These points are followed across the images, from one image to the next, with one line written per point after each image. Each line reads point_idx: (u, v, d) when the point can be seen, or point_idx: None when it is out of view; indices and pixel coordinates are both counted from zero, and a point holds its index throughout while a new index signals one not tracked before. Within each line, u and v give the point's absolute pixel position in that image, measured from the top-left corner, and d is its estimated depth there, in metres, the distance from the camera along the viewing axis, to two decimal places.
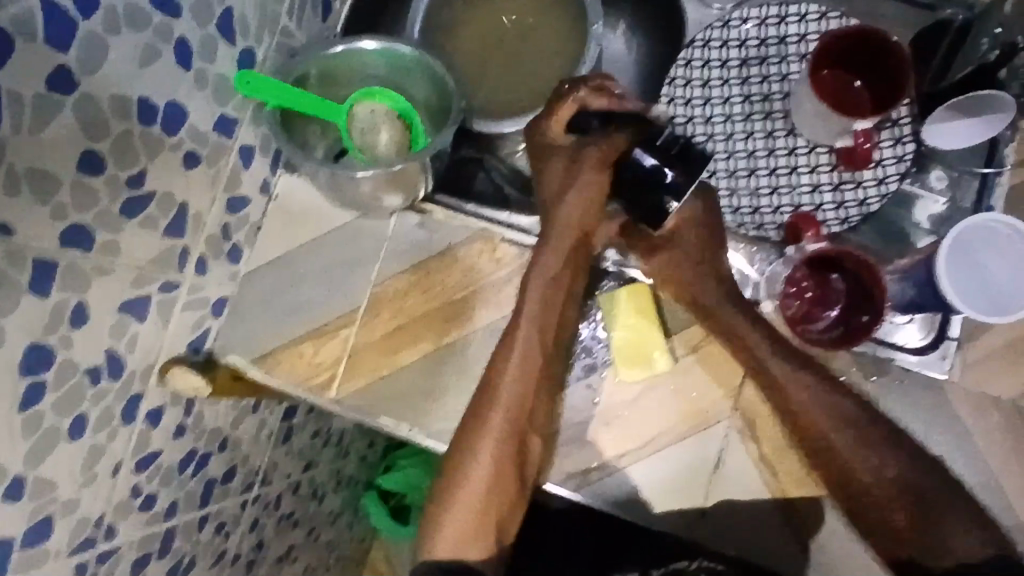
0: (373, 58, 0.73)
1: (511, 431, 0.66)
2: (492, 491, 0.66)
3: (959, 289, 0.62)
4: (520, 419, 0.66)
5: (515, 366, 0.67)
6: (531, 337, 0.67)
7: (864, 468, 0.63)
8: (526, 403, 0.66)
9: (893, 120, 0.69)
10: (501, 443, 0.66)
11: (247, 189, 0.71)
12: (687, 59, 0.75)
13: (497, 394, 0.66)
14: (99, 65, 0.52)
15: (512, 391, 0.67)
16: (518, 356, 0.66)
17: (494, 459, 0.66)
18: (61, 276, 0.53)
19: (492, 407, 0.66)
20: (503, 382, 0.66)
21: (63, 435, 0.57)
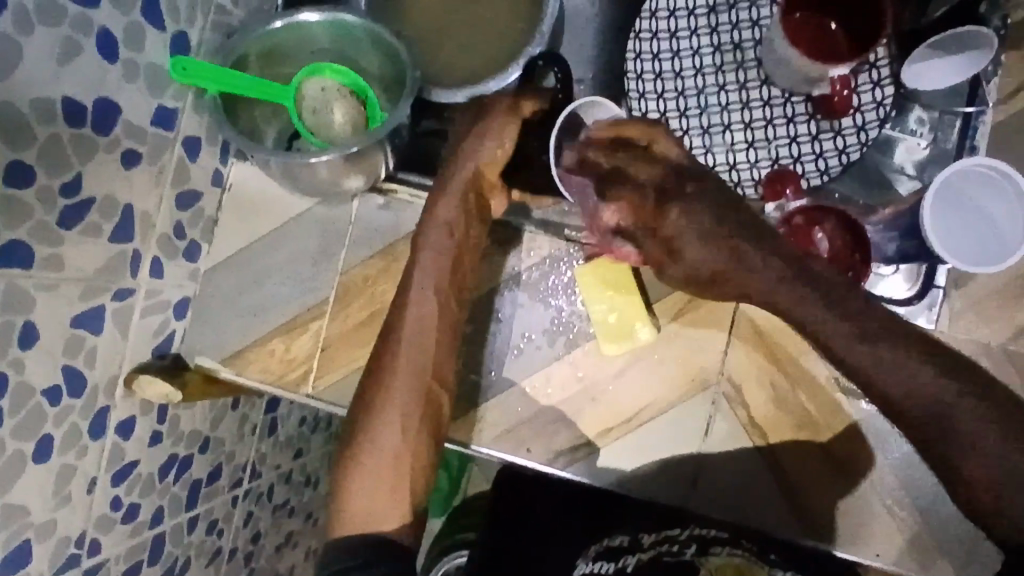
0: (318, 32, 0.68)
1: (418, 393, 0.58)
2: (410, 450, 0.57)
3: (965, 254, 0.60)
4: (432, 377, 0.58)
5: (426, 312, 0.59)
6: (433, 287, 0.59)
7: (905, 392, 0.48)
8: (434, 350, 0.58)
9: (871, 62, 0.65)
10: (402, 398, 0.57)
11: (197, 183, 0.67)
12: (651, 11, 0.71)
13: (396, 346, 0.58)
14: (13, 68, 0.47)
15: (421, 343, 0.58)
16: (415, 304, 0.58)
17: (403, 418, 0.57)
18: (2, 298, 0.50)
19: (397, 366, 0.58)
20: (405, 336, 0.58)
21: (28, 458, 0.55)
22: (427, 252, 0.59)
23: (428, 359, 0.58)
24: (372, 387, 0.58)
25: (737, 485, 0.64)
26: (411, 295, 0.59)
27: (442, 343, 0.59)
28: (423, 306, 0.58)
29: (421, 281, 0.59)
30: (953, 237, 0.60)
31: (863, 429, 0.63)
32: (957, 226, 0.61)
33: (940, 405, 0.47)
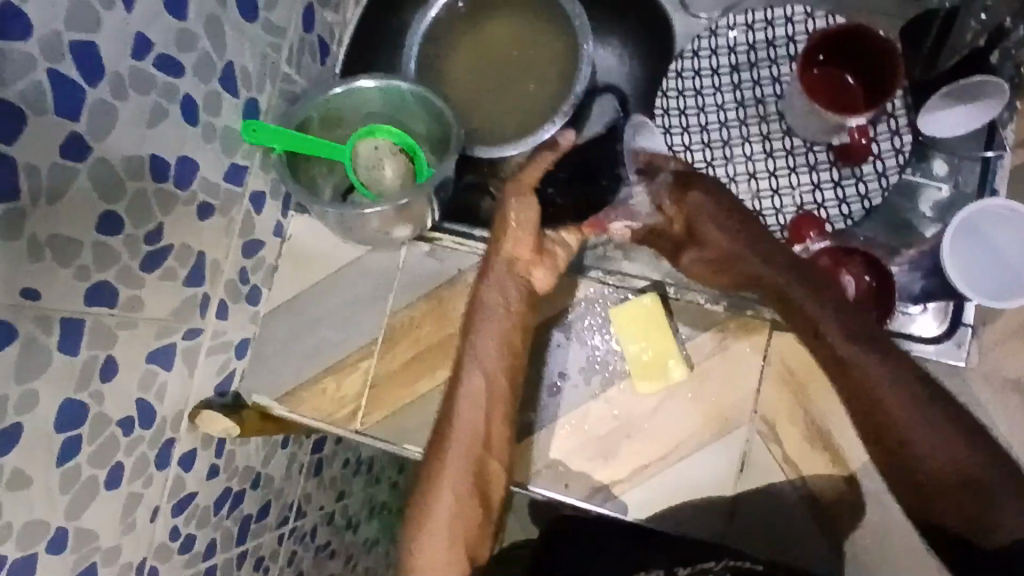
0: (372, 96, 0.75)
1: (470, 460, 0.63)
2: (457, 514, 0.62)
3: (988, 291, 0.62)
4: (487, 446, 0.63)
5: (469, 400, 0.63)
6: (478, 386, 0.64)
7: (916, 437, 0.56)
8: (484, 430, 0.63)
9: (888, 113, 0.70)
10: (460, 473, 0.62)
11: (260, 233, 0.73)
12: (677, 71, 0.77)
13: (456, 407, 0.64)
14: (109, 129, 0.54)
15: (475, 405, 0.63)
16: (467, 392, 0.64)
17: (457, 487, 0.62)
18: (88, 333, 0.55)
19: (454, 429, 0.63)
20: (460, 420, 0.63)
21: (101, 485, 0.59)
22: (477, 350, 0.65)
23: (478, 439, 0.63)
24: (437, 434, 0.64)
25: (775, 521, 0.65)
26: (459, 396, 0.64)
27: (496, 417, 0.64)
28: (468, 399, 0.63)
29: (462, 394, 0.64)
30: (985, 279, 0.63)
31: (957, 488, 0.55)
32: (987, 266, 0.63)
33: (961, 470, 0.55)
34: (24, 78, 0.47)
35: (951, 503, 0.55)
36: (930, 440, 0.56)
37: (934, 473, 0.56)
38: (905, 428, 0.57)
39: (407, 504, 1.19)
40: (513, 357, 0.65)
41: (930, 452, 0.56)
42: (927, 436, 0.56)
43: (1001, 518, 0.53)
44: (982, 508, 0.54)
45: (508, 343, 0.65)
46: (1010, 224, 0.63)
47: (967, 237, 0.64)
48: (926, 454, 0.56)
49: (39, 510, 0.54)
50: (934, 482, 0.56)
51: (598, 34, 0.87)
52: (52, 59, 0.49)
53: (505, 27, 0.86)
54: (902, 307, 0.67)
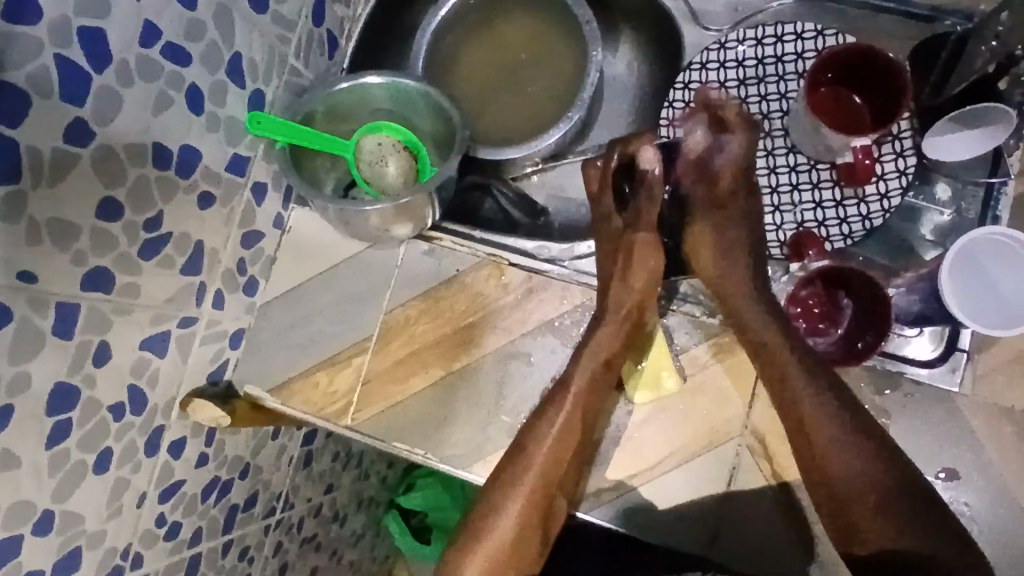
0: (379, 93, 0.75)
1: (542, 494, 0.65)
2: (517, 546, 0.65)
3: (973, 315, 0.63)
4: (554, 489, 0.65)
5: (556, 443, 0.65)
6: (553, 438, 0.65)
7: (850, 465, 0.59)
8: (558, 474, 0.65)
9: (894, 134, 0.70)
10: (529, 507, 0.64)
11: (260, 224, 0.73)
12: (684, 82, 0.77)
13: (543, 439, 0.65)
14: (113, 115, 0.54)
15: (563, 443, 0.65)
16: (563, 429, 0.65)
17: (524, 511, 0.65)
18: (82, 317, 0.55)
19: (533, 464, 0.65)
20: (541, 454, 0.65)
21: (89, 469, 0.59)
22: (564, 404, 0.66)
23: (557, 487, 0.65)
24: (509, 464, 0.66)
25: (759, 539, 0.64)
26: (537, 440, 0.65)
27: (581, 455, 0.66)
28: (550, 444, 0.65)
29: (558, 418, 0.65)
30: (983, 306, 0.63)
31: (870, 510, 0.58)
32: (984, 295, 0.64)
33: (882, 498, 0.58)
34: (33, 61, 0.47)
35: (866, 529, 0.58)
36: (864, 464, 0.59)
37: (854, 487, 0.59)
38: (831, 456, 0.60)
39: (395, 499, 1.19)
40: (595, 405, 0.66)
41: (846, 473, 0.59)
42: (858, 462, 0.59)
43: (905, 526, 0.57)
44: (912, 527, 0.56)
45: (597, 381, 0.66)
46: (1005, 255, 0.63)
47: (962, 272, 0.64)
48: (839, 472, 0.60)
49: (26, 492, 0.54)
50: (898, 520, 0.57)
51: (608, 41, 0.87)
52: (61, 44, 0.49)
53: (517, 27, 0.86)
54: (898, 329, 0.67)
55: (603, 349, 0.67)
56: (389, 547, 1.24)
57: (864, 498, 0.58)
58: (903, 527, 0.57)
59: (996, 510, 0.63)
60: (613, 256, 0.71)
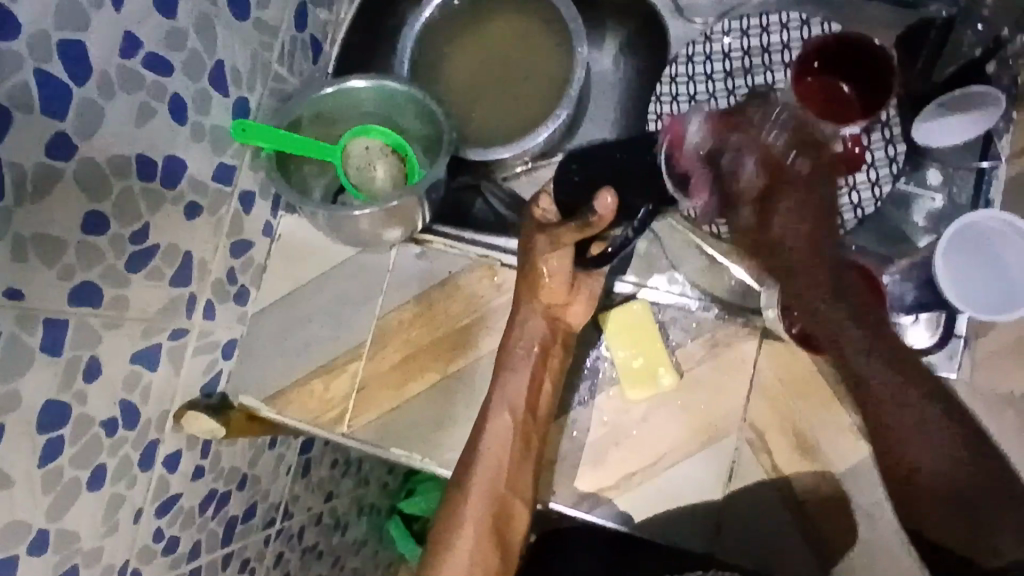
0: (365, 98, 0.75)
1: (511, 456, 0.64)
2: (494, 526, 0.63)
3: (971, 293, 0.63)
4: (511, 483, 0.64)
5: (507, 421, 0.65)
6: (505, 429, 0.64)
7: (922, 453, 0.55)
8: (509, 470, 0.64)
9: (882, 122, 0.69)
10: (495, 477, 0.63)
11: (249, 232, 0.72)
12: (671, 76, 0.77)
13: (497, 394, 0.66)
14: (96, 127, 0.53)
15: (520, 392, 0.66)
16: (514, 382, 0.66)
17: (493, 483, 0.63)
18: (72, 332, 0.54)
19: (493, 429, 0.65)
20: (501, 412, 0.65)
21: (84, 486, 0.58)
22: (505, 399, 0.65)
23: (518, 483, 0.64)
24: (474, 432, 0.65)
25: (763, 532, 0.64)
26: (485, 429, 0.65)
27: (541, 401, 0.66)
28: (494, 435, 0.64)
29: (512, 379, 0.66)
30: (987, 297, 0.63)
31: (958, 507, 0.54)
32: (989, 286, 0.63)
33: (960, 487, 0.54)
34: (13, 76, 0.47)
35: (943, 527, 0.54)
36: (938, 453, 0.55)
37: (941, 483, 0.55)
38: (913, 454, 0.55)
39: (396, 505, 1.19)
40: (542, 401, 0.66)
41: (933, 469, 0.55)
42: (927, 451, 0.55)
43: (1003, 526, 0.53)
44: (991, 516, 0.53)
45: (547, 337, 0.67)
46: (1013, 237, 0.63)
47: (967, 261, 0.63)
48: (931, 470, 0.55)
49: (19, 511, 0.53)
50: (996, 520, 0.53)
51: (593, 38, 0.87)
52: (41, 58, 0.48)
53: (501, 26, 0.86)
54: (895, 317, 0.67)
55: (536, 340, 0.67)
56: (392, 554, 1.23)
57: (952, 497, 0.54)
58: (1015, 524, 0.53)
59: None
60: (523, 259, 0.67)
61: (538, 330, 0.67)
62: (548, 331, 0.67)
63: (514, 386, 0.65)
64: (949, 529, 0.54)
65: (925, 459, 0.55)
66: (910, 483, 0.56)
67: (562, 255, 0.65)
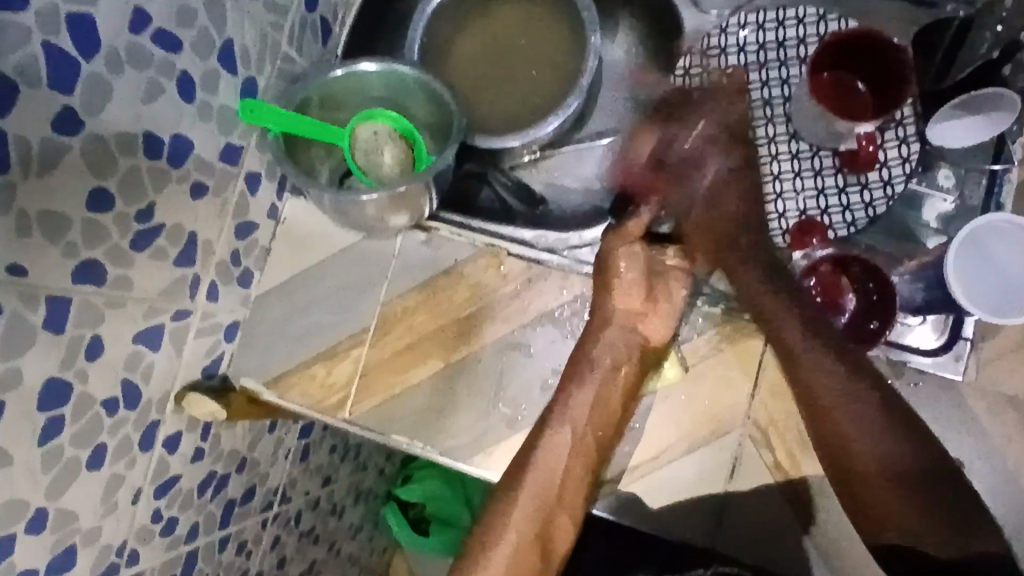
0: (373, 82, 0.74)
1: (575, 460, 0.67)
2: (536, 536, 0.66)
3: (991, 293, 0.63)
4: (563, 489, 0.66)
5: (574, 429, 0.67)
6: (569, 437, 0.67)
7: (864, 443, 0.59)
8: (562, 476, 0.66)
9: (896, 121, 0.71)
10: (544, 486, 0.66)
11: (254, 215, 0.72)
12: (686, 70, 0.78)
13: (573, 391, 0.68)
14: (103, 103, 0.52)
15: (588, 398, 0.67)
16: (588, 383, 0.68)
17: (543, 493, 0.66)
18: (75, 311, 0.54)
19: (561, 424, 0.67)
20: (571, 414, 0.67)
21: (84, 465, 0.58)
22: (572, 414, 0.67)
23: (571, 499, 0.67)
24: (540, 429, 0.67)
25: (760, 527, 0.64)
26: (551, 431, 0.67)
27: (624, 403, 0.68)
28: (557, 440, 0.67)
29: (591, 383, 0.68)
30: (987, 300, 0.62)
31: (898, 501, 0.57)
32: (990, 291, 0.63)
33: (906, 473, 0.58)
34: (20, 48, 0.46)
35: (880, 512, 0.58)
36: (880, 443, 0.59)
37: (896, 476, 0.58)
38: (856, 439, 0.59)
39: (393, 491, 1.19)
40: (612, 425, 0.67)
41: (875, 455, 0.59)
42: (883, 442, 0.59)
43: (928, 523, 0.56)
44: (942, 513, 0.56)
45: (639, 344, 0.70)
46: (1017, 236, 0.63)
47: (971, 265, 0.63)
48: (870, 454, 0.59)
49: (19, 489, 0.52)
50: (925, 517, 0.56)
51: (605, 27, 0.86)
52: (49, 31, 0.47)
53: (514, 14, 0.85)
54: (900, 317, 0.66)
55: (611, 356, 0.70)
56: (387, 540, 1.23)
57: (892, 488, 0.58)
58: (950, 521, 0.55)
59: (998, 498, 0.63)
60: (525, 267, 0.72)
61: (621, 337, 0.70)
62: (625, 346, 0.70)
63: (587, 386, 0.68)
64: (925, 529, 0.56)
65: (862, 446, 0.59)
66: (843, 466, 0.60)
67: (629, 255, 0.72)
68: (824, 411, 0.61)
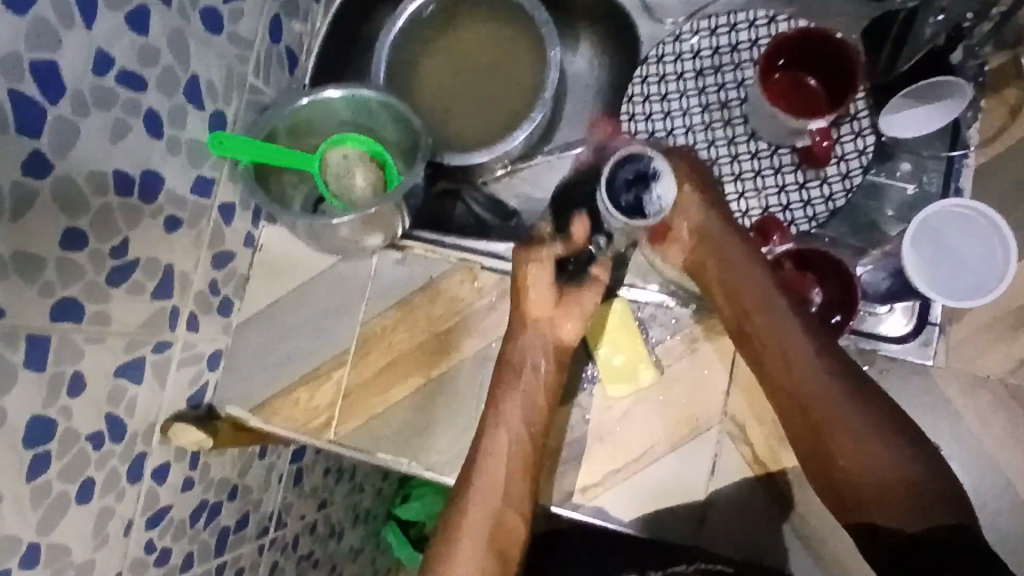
0: (339, 107, 0.75)
1: (519, 459, 0.65)
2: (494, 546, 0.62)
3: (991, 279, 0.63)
4: (511, 495, 0.64)
5: (513, 432, 0.65)
6: (509, 441, 0.65)
7: (854, 440, 0.57)
8: (509, 479, 0.64)
9: (851, 115, 0.71)
10: (490, 495, 0.63)
11: (230, 245, 0.73)
12: (643, 76, 0.78)
13: (507, 395, 0.66)
14: (72, 146, 0.54)
15: (524, 400, 0.66)
16: (519, 384, 0.66)
17: (493, 499, 0.63)
18: (54, 348, 0.55)
19: (496, 426, 0.65)
20: (509, 416, 0.65)
21: (72, 500, 0.59)
22: (507, 420, 0.65)
23: (520, 500, 0.64)
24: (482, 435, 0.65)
25: (742, 524, 0.65)
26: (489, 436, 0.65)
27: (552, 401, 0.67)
28: (497, 447, 0.64)
29: (522, 389, 0.66)
30: (963, 291, 0.64)
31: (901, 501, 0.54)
32: (963, 281, 0.64)
33: (890, 468, 0.55)
34: None
35: (872, 504, 0.55)
36: (873, 434, 0.57)
37: (876, 475, 0.56)
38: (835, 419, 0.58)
39: (392, 511, 1.19)
40: (544, 422, 0.66)
41: (863, 456, 0.56)
42: (863, 437, 0.57)
43: (909, 511, 0.53)
44: (929, 508, 0.53)
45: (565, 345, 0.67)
46: (969, 222, 0.65)
47: (936, 265, 0.65)
48: (857, 447, 0.57)
49: (10, 527, 0.53)
50: (910, 510, 0.53)
51: (567, 40, 0.88)
52: (14, 79, 0.49)
53: (476, 34, 0.87)
54: (870, 308, 0.67)
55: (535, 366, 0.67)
56: (389, 561, 1.23)
57: (874, 474, 0.56)
58: (934, 511, 0.53)
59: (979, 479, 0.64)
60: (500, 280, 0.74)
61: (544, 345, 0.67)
62: (547, 354, 0.67)
63: (515, 390, 0.66)
64: (896, 520, 0.54)
65: (848, 433, 0.57)
66: (826, 455, 0.58)
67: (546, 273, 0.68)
68: (796, 397, 0.60)
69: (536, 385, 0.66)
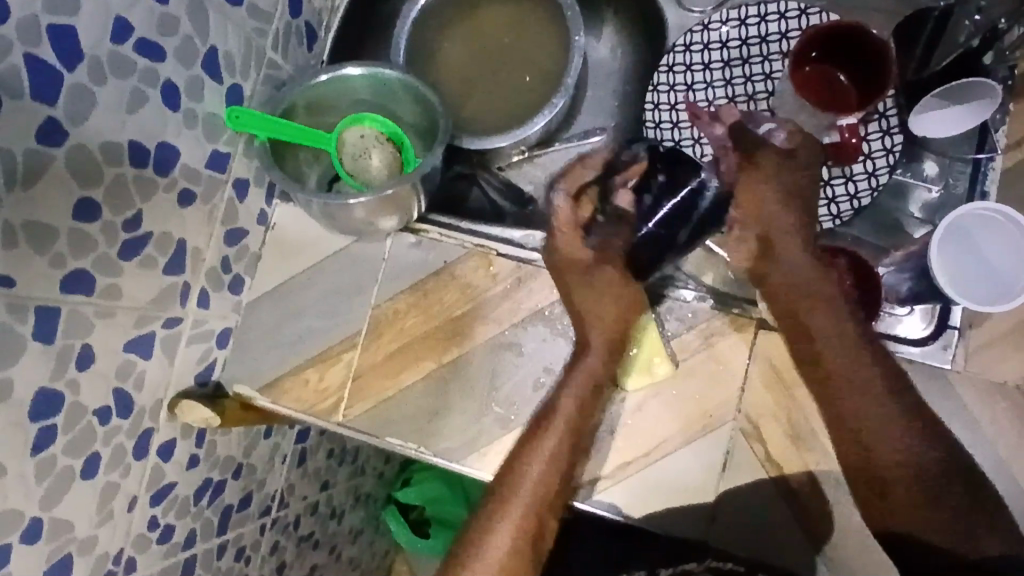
0: (359, 86, 0.74)
1: (566, 447, 0.64)
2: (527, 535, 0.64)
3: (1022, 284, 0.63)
4: (553, 486, 0.64)
5: (564, 421, 0.64)
6: (560, 427, 0.64)
7: (890, 445, 0.61)
8: (557, 468, 0.64)
9: (879, 113, 0.70)
10: (535, 483, 0.64)
11: (243, 221, 0.72)
12: (669, 65, 0.77)
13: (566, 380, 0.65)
14: (88, 114, 0.53)
15: (581, 387, 0.65)
16: (577, 370, 0.65)
17: (536, 486, 0.64)
18: (63, 321, 0.54)
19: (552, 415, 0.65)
20: (565, 401, 0.65)
21: (77, 475, 0.58)
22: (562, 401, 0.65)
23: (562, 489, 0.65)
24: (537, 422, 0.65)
25: (750, 521, 0.65)
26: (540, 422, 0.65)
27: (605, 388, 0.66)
28: (548, 435, 0.64)
29: (580, 374, 0.65)
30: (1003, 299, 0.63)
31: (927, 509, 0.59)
32: (1001, 291, 0.64)
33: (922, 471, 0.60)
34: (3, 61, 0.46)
35: (902, 513, 0.59)
36: (903, 440, 0.61)
37: (914, 473, 0.60)
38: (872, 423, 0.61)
39: (393, 494, 1.19)
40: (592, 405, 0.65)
41: (898, 454, 0.60)
42: (898, 443, 0.61)
43: (940, 520, 0.58)
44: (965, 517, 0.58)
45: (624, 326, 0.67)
46: (997, 230, 0.64)
47: (975, 284, 0.64)
48: (890, 449, 0.61)
49: (14, 499, 0.53)
50: (944, 520, 0.58)
51: (590, 26, 0.87)
52: (30, 42, 0.47)
53: (500, 14, 0.86)
54: (890, 309, 0.68)
55: (589, 353, 0.65)
56: (388, 543, 1.23)
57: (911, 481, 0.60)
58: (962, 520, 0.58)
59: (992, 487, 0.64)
60: (515, 267, 0.73)
61: (603, 330, 0.66)
62: (606, 341, 0.66)
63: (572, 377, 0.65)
64: (937, 531, 0.58)
65: (884, 438, 0.61)
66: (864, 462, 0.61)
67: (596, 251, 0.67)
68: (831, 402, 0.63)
69: (590, 373, 0.65)
